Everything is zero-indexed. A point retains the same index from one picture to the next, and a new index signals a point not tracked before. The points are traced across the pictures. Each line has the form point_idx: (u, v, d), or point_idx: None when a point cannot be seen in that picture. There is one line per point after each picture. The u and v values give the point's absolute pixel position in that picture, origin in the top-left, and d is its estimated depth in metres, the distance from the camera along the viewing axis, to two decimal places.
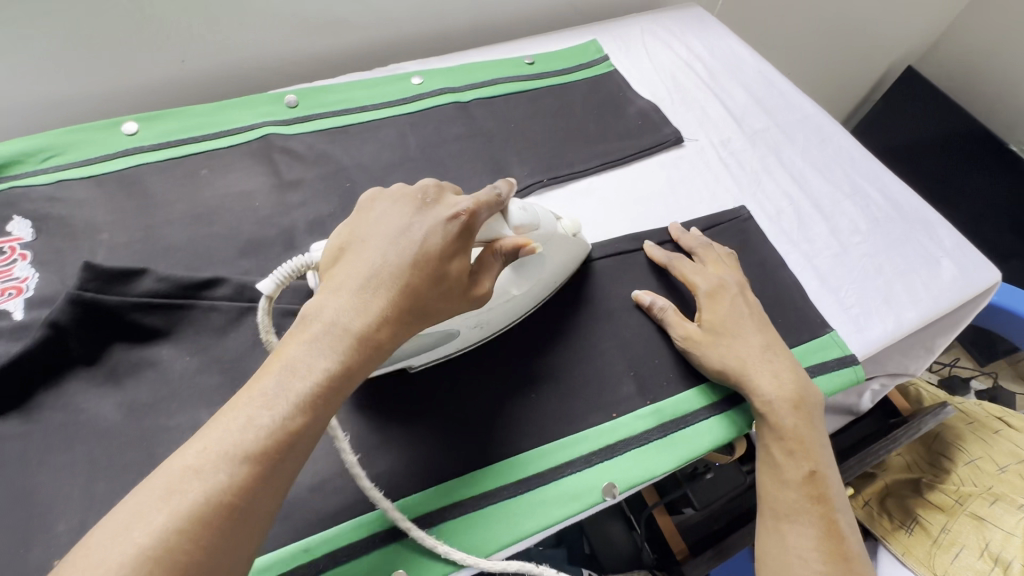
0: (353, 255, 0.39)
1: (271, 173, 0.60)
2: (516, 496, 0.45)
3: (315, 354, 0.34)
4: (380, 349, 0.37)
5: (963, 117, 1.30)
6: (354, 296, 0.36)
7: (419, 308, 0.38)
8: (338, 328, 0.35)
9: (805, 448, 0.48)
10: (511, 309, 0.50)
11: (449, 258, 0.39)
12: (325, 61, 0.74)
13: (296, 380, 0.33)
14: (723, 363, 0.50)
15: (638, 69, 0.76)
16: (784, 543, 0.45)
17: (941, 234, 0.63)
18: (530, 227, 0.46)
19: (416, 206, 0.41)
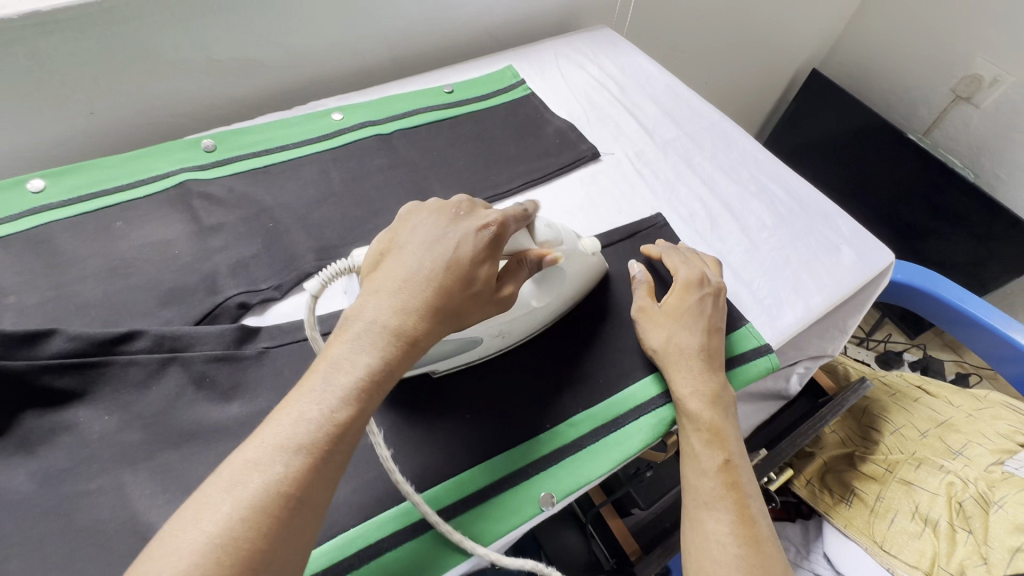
0: (391, 260, 0.42)
1: (190, 219, 0.59)
2: (451, 519, 0.45)
3: (358, 349, 0.38)
4: (415, 347, 0.40)
5: (861, 113, 1.41)
6: (395, 296, 0.40)
7: (448, 311, 0.41)
8: (378, 326, 0.38)
9: (721, 438, 0.49)
10: (532, 322, 0.54)
11: (478, 263, 0.42)
12: (243, 104, 0.74)
13: (341, 375, 0.37)
14: (660, 348, 0.53)
15: (554, 91, 0.80)
16: (702, 529, 0.46)
17: (838, 222, 0.69)
18: (555, 241, 0.51)
19: (449, 217, 0.44)
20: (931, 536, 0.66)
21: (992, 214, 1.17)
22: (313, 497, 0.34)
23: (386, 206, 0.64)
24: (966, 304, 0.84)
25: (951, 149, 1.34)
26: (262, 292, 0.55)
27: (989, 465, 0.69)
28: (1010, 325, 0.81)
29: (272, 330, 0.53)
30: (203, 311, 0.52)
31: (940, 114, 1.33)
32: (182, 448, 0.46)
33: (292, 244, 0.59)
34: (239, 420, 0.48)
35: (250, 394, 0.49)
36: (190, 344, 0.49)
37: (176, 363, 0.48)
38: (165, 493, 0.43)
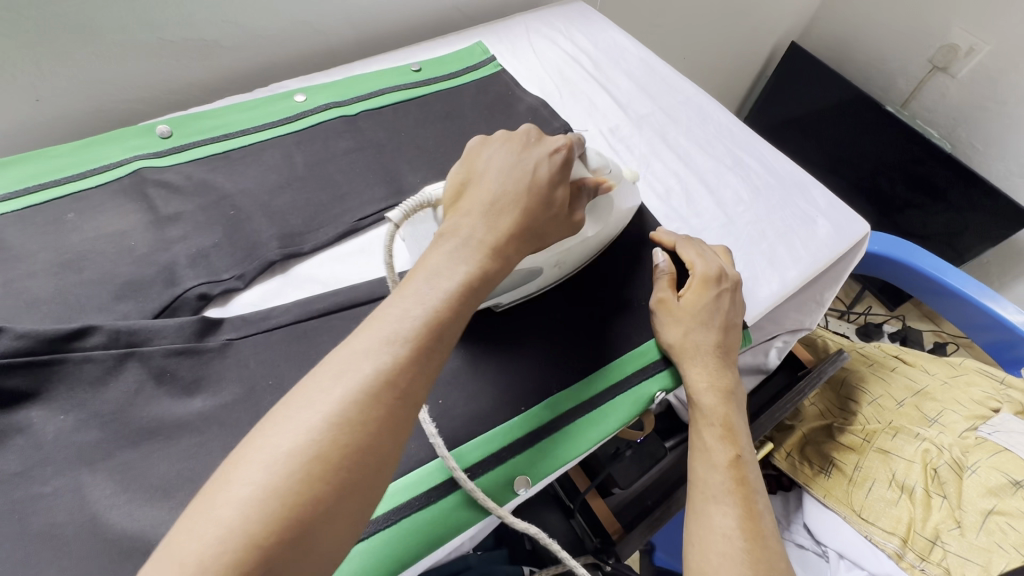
0: (472, 187, 0.44)
1: (147, 209, 0.57)
2: (425, 507, 0.44)
3: (456, 260, 0.39)
4: (507, 261, 0.42)
5: (839, 86, 1.39)
6: (486, 215, 0.42)
7: (532, 228, 0.44)
8: (473, 241, 0.40)
9: (733, 434, 0.51)
10: (587, 249, 0.56)
11: (555, 185, 0.45)
12: (201, 88, 0.71)
13: (443, 282, 0.38)
14: (677, 344, 0.53)
15: (525, 67, 0.78)
16: (709, 523, 0.46)
17: (814, 194, 0.68)
18: (606, 167, 0.53)
19: (520, 144, 0.46)
20: (907, 503, 0.67)
21: (968, 183, 1.17)
22: (411, 395, 0.34)
23: (353, 190, 0.62)
24: (942, 274, 0.84)
25: (928, 120, 1.34)
26: (223, 282, 0.53)
27: (964, 431, 0.70)
28: (984, 293, 0.82)
29: (236, 322, 0.51)
30: (162, 303, 0.50)
31: (918, 85, 1.33)
32: (145, 446, 0.44)
33: (255, 231, 0.57)
34: (204, 415, 0.46)
35: (215, 387, 0.48)
36: (148, 338, 0.47)
37: (134, 359, 0.47)
38: (126, 492, 0.42)
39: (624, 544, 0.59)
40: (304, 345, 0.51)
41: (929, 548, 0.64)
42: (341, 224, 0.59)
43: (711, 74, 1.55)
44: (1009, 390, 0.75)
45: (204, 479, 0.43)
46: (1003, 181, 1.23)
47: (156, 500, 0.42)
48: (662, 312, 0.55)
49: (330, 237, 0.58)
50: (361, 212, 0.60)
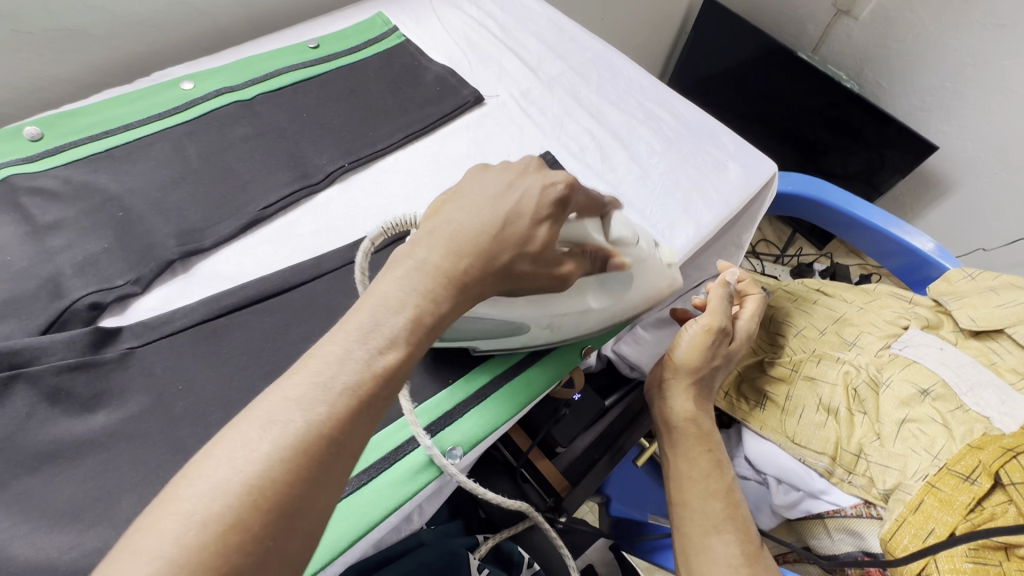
0: (451, 208, 0.41)
1: (20, 219, 0.52)
2: (356, 491, 0.43)
3: (407, 289, 0.35)
4: (464, 295, 0.38)
5: (753, 38, 1.41)
6: (450, 241, 0.38)
7: (499, 266, 0.40)
8: (430, 267, 0.37)
9: (721, 461, 0.56)
10: (583, 321, 0.53)
11: (540, 222, 0.41)
12: (74, 82, 0.65)
13: (389, 316, 0.34)
14: (697, 373, 0.57)
15: (430, 36, 0.75)
16: (711, 553, 0.50)
17: (724, 140, 0.70)
18: (630, 239, 0.50)
19: (518, 172, 0.43)
20: (834, 423, 0.71)
21: (882, 122, 1.24)
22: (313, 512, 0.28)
23: (257, 178, 0.59)
24: (851, 206, 0.89)
25: (838, 63, 1.39)
26: (118, 288, 0.49)
27: (878, 350, 0.75)
28: (889, 221, 0.87)
29: (136, 329, 0.48)
30: (47, 318, 0.46)
31: (825, 30, 1.38)
32: (44, 472, 0.41)
33: (148, 231, 0.53)
34: (108, 431, 0.43)
35: (118, 400, 0.45)
36: (33, 357, 0.44)
37: (21, 381, 0.43)
38: (27, 522, 0.39)
39: (572, 499, 0.61)
40: (215, 344, 0.49)
41: (855, 461, 0.68)
42: (244, 216, 0.56)
43: (634, 33, 1.55)
44: (916, 307, 0.81)
45: (115, 496, 0.41)
46: (907, 116, 1.30)
47: (62, 525, 0.39)
48: (712, 342, 0.56)
49: (233, 230, 0.55)
50: (265, 200, 0.57)
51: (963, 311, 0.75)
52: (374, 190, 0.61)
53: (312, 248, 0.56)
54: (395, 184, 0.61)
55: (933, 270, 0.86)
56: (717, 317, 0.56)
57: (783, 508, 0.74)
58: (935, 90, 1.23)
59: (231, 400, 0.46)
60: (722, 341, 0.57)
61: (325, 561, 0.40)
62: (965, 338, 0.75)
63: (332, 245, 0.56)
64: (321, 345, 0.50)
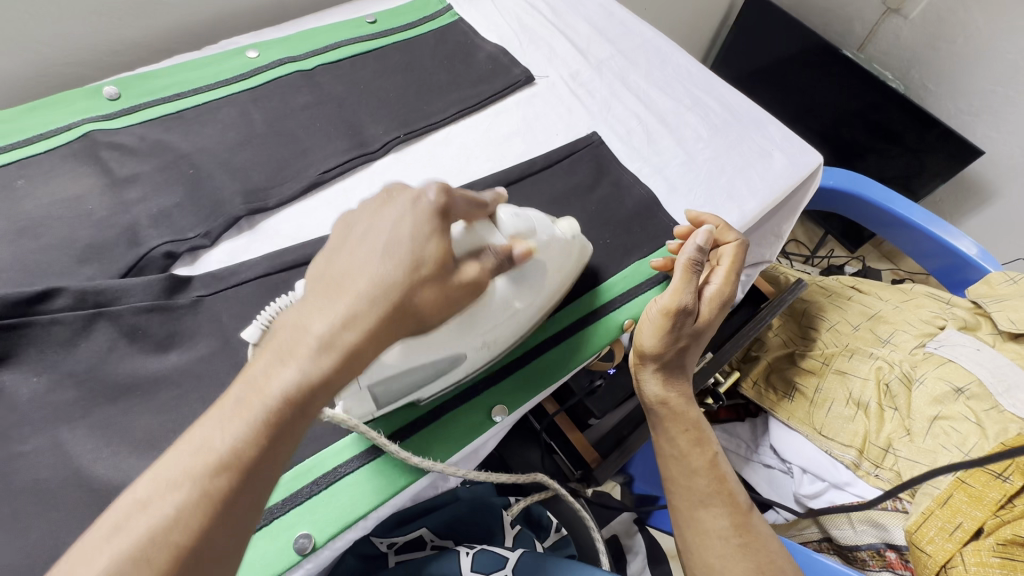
0: (322, 262, 0.37)
1: (101, 172, 0.55)
2: (408, 440, 0.47)
3: (281, 363, 0.32)
4: (351, 351, 0.33)
5: (796, 34, 1.40)
6: (319, 300, 0.34)
7: (390, 307, 0.35)
8: (304, 332, 0.33)
9: (704, 436, 0.55)
10: (513, 325, 0.48)
11: (425, 244, 0.36)
12: (147, 47, 0.68)
13: (260, 394, 0.31)
14: (662, 354, 0.53)
15: (483, 16, 0.77)
16: (703, 528, 0.51)
17: (770, 129, 0.71)
18: (523, 232, 0.44)
19: (381, 200, 0.38)
20: (863, 417, 0.72)
21: (925, 126, 1.21)
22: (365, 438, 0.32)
23: (316, 144, 0.61)
24: (892, 204, 0.89)
25: (884, 63, 1.36)
26: (189, 240, 0.52)
27: (913, 348, 0.75)
28: (932, 221, 0.87)
29: (204, 279, 0.51)
30: (126, 264, 0.50)
31: (873, 28, 1.35)
32: (122, 402, 0.45)
33: (216, 189, 0.56)
34: (180, 369, 0.47)
35: (189, 342, 0.48)
36: (116, 298, 0.47)
37: (104, 318, 0.46)
38: (109, 446, 0.42)
39: (602, 471, 0.62)
40: (277, 297, 0.52)
41: (882, 455, 0.69)
42: (305, 178, 0.58)
43: (675, 26, 1.54)
44: (954, 309, 0.80)
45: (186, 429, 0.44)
46: (952, 119, 1.27)
47: (139, 451, 0.43)
48: (672, 325, 0.51)
49: (294, 192, 0.57)
50: (324, 165, 0.59)
51: (1002, 313, 0.74)
52: (426, 162, 0.63)
53: None
54: (446, 157, 0.63)
55: (974, 272, 0.85)
56: (679, 297, 0.51)
57: (807, 496, 0.74)
58: (983, 94, 1.20)
59: None
60: (685, 320, 0.51)
61: (377, 502, 0.44)
62: (1003, 340, 0.74)
63: None
64: None
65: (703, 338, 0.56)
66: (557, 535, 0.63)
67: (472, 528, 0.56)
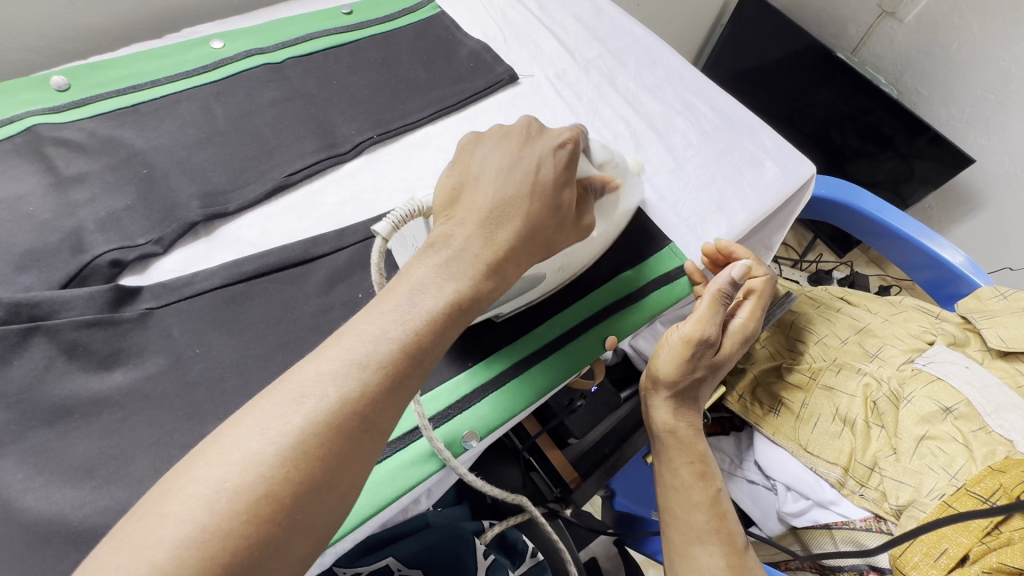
0: (468, 191, 0.41)
1: (45, 169, 0.51)
2: (366, 469, 0.43)
3: (446, 275, 0.37)
4: (508, 270, 0.40)
5: (790, 35, 1.37)
6: (483, 225, 0.39)
7: (537, 235, 0.41)
8: (469, 255, 0.38)
9: (710, 471, 0.53)
10: (591, 252, 0.54)
11: (563, 186, 0.42)
12: (103, 34, 0.64)
13: (429, 297, 0.35)
14: (678, 382, 0.53)
15: (466, 9, 0.73)
16: (697, 565, 0.49)
17: (763, 136, 0.68)
18: (611, 161, 0.51)
19: (521, 141, 0.42)
20: (850, 434, 0.70)
21: (914, 132, 1.19)
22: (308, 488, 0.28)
23: (283, 144, 0.57)
24: (884, 214, 0.87)
25: (877, 66, 1.35)
26: (140, 247, 0.48)
27: (901, 364, 0.73)
28: (923, 232, 0.85)
29: (156, 289, 0.47)
30: (68, 272, 0.46)
31: (867, 31, 1.33)
32: (60, 425, 0.41)
33: (172, 190, 0.52)
34: (124, 389, 0.43)
35: (136, 359, 0.45)
36: (53, 311, 0.43)
37: (40, 333, 0.43)
38: (42, 475, 0.39)
39: (580, 492, 0.60)
40: (235, 310, 0.48)
41: (867, 475, 0.68)
42: (269, 180, 0.54)
43: (668, 23, 1.51)
44: (943, 324, 0.79)
45: (129, 455, 0.41)
46: (944, 126, 1.26)
47: (76, 480, 0.39)
48: (691, 354, 0.51)
49: (257, 195, 0.54)
50: (290, 166, 0.56)
51: (992, 330, 0.72)
52: (401, 164, 0.59)
53: (337, 219, 0.55)
54: (422, 159, 0.60)
55: (963, 285, 0.84)
56: (703, 326, 0.51)
57: (791, 515, 0.72)
58: (975, 101, 1.18)
59: (246, 368, 0.46)
60: (705, 350, 0.51)
61: (332, 539, 0.40)
62: (992, 358, 0.73)
63: (357, 217, 0.55)
64: (339, 319, 0.49)
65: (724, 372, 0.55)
66: (531, 561, 0.59)
67: (441, 557, 0.54)
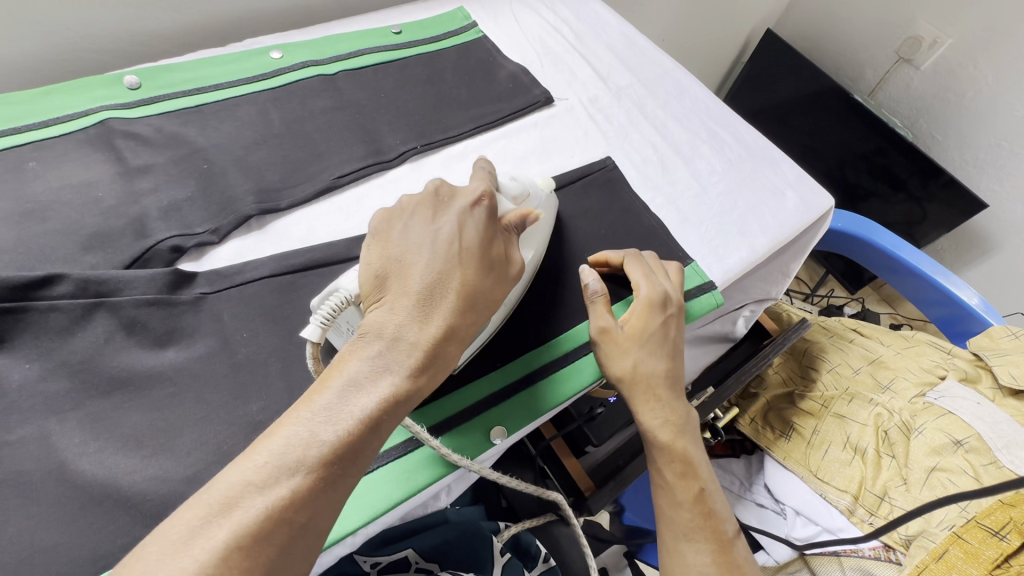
0: (394, 271, 0.40)
1: (114, 159, 0.55)
2: (401, 457, 0.45)
3: (382, 365, 0.36)
4: (449, 348, 0.39)
5: (809, 76, 1.42)
6: (415, 305, 0.38)
7: (477, 301, 0.41)
8: (405, 341, 0.37)
9: (692, 463, 0.52)
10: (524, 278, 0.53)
11: (488, 244, 0.43)
12: (171, 39, 0.68)
13: (364, 393, 0.35)
14: (627, 378, 0.51)
15: (506, 35, 0.78)
16: (684, 561, 0.49)
17: (784, 168, 0.71)
18: (523, 193, 0.52)
19: (431, 213, 0.44)
20: (860, 463, 0.72)
21: (929, 175, 1.22)
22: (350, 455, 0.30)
23: (332, 149, 0.61)
24: (898, 250, 0.89)
25: (893, 110, 1.39)
26: (198, 235, 0.52)
27: (913, 396, 0.74)
28: (937, 270, 0.87)
29: (209, 276, 0.50)
30: (132, 255, 0.49)
31: (884, 76, 1.38)
32: (115, 396, 0.43)
33: (229, 186, 0.56)
34: (176, 366, 0.46)
35: (189, 339, 0.47)
36: (117, 289, 0.46)
37: (104, 309, 0.46)
38: (96, 441, 0.41)
39: (596, 500, 0.60)
40: (282, 299, 0.51)
41: (877, 503, 0.68)
42: (319, 182, 0.58)
43: (690, 59, 1.57)
44: (954, 359, 0.80)
45: (178, 428, 0.43)
46: (958, 170, 1.29)
47: (127, 449, 0.41)
48: (613, 348, 0.51)
49: (308, 194, 0.57)
50: (339, 170, 0.59)
51: (1004, 368, 0.74)
52: (440, 173, 0.63)
53: None
54: (461, 170, 0.63)
55: (976, 324, 0.85)
56: (603, 321, 0.51)
57: (799, 540, 0.73)
58: (989, 147, 1.21)
59: (289, 354, 0.48)
60: (624, 339, 0.51)
61: (367, 520, 0.41)
62: (1003, 396, 0.73)
63: None
64: None
65: (672, 342, 0.53)
66: (543, 565, 0.61)
67: (460, 555, 0.55)
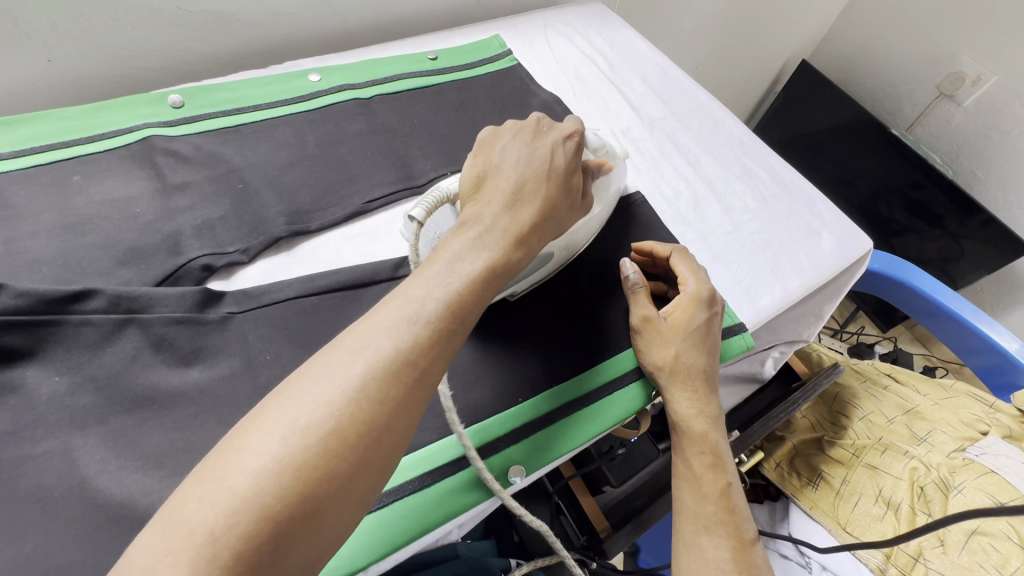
0: (491, 178, 0.43)
1: (153, 176, 0.56)
2: (418, 491, 0.43)
3: (480, 244, 0.38)
4: (530, 249, 0.41)
5: (845, 107, 1.39)
6: (508, 205, 0.41)
7: (553, 217, 0.44)
8: (499, 228, 0.40)
9: (721, 458, 0.50)
10: (588, 232, 0.56)
11: (572, 172, 0.46)
12: (216, 59, 0.70)
13: (466, 262, 0.37)
14: (667, 368, 0.51)
15: (541, 63, 0.79)
16: (703, 556, 0.45)
17: (820, 208, 0.69)
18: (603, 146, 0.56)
19: (531, 135, 0.47)
20: (893, 518, 0.67)
21: (967, 213, 1.18)
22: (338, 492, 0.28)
23: (363, 172, 0.62)
24: (937, 295, 0.86)
25: (933, 145, 1.34)
26: (228, 255, 0.52)
27: (952, 451, 0.70)
28: (979, 317, 0.83)
29: (236, 295, 0.51)
30: (164, 272, 0.50)
31: (923, 111, 1.34)
32: (139, 414, 0.44)
33: (262, 206, 0.56)
34: (199, 386, 0.46)
35: (214, 359, 0.48)
36: (148, 306, 0.47)
37: (133, 325, 0.46)
38: (117, 458, 0.41)
39: (612, 543, 0.59)
40: (306, 321, 0.51)
41: (911, 564, 0.64)
42: (349, 205, 0.59)
43: (723, 87, 1.56)
44: (998, 415, 0.76)
45: (197, 450, 0.43)
46: (1000, 211, 1.23)
47: (146, 468, 0.41)
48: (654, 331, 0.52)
49: (338, 218, 0.58)
50: (369, 195, 0.60)
51: None
52: None
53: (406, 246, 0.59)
54: None
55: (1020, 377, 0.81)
56: (644, 307, 0.53)
57: None
58: None
59: None
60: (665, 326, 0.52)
61: (379, 556, 0.40)
62: None
63: None
64: None
65: (715, 341, 0.53)
66: None
67: None
